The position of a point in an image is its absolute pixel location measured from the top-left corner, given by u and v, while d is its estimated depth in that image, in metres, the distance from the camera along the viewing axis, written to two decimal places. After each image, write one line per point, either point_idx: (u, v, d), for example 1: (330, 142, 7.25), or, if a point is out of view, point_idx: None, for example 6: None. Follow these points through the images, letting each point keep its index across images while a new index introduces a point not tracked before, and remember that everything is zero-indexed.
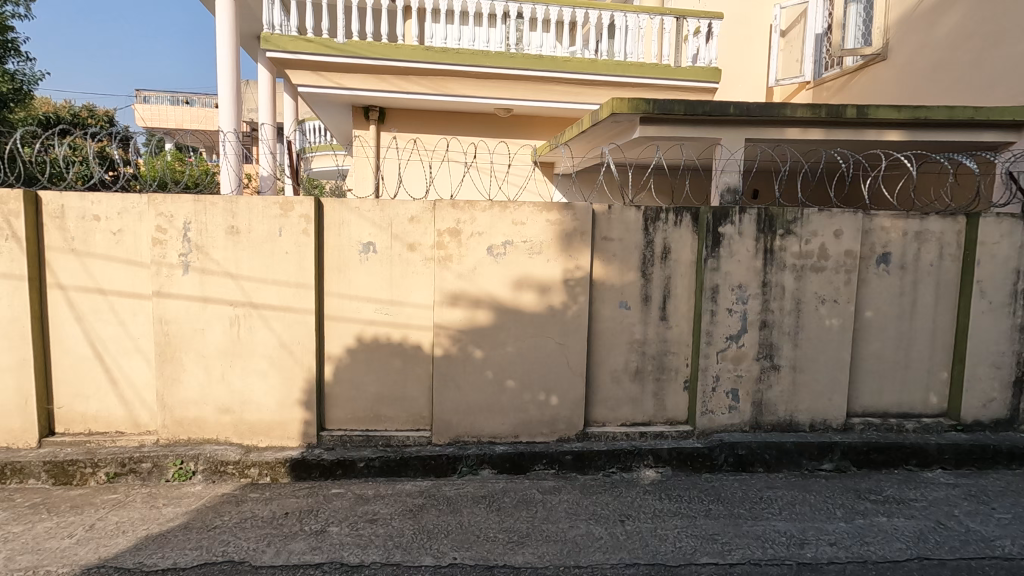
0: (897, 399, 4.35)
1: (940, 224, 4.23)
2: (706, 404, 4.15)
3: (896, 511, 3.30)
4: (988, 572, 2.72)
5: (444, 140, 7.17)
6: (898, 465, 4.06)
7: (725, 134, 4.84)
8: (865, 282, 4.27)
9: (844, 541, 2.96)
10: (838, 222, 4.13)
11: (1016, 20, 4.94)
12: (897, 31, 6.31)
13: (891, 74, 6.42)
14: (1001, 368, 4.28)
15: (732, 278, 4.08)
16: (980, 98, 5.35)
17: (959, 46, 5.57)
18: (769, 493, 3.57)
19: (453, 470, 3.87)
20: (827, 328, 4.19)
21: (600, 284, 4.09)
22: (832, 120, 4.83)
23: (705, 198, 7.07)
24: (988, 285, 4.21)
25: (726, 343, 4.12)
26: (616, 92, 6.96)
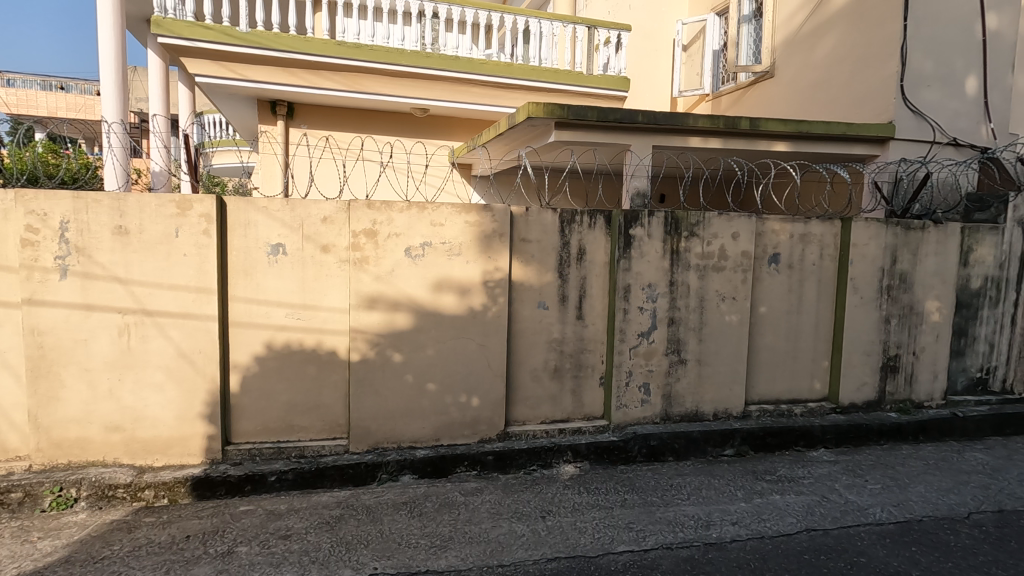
0: (787, 386, 4.78)
1: (820, 227, 4.70)
2: (621, 398, 4.33)
3: (788, 488, 3.62)
4: (864, 536, 3.05)
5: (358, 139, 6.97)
6: (789, 447, 4.46)
7: (634, 141, 5.09)
8: (760, 280, 4.64)
9: (745, 520, 3.19)
10: (736, 225, 4.47)
11: (881, 48, 5.64)
12: (782, 52, 6.94)
13: (777, 90, 7.03)
14: (871, 355, 4.82)
15: (643, 277, 4.29)
16: (851, 115, 6.03)
17: (833, 67, 6.22)
18: (679, 480, 3.80)
19: (371, 478, 3.77)
20: (727, 323, 4.51)
21: (519, 285, 4.15)
22: (729, 131, 5.22)
23: (617, 201, 7.40)
24: (860, 282, 4.73)
25: (638, 339, 4.32)
26: (532, 96, 7.11)
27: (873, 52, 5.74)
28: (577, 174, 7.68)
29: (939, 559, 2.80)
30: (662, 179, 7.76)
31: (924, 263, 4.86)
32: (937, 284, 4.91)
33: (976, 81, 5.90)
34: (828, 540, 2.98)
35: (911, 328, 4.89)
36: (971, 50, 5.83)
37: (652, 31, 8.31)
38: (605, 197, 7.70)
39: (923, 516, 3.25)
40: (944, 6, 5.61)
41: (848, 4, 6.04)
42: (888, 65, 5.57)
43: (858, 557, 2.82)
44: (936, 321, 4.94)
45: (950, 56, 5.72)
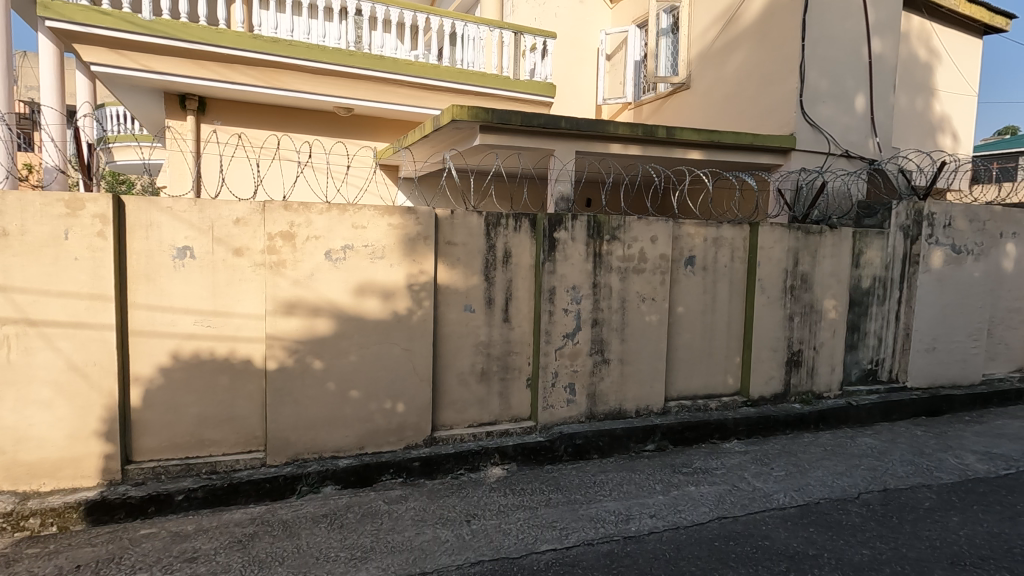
0: (703, 381, 5.03)
1: (731, 231, 4.99)
2: (547, 399, 4.40)
3: (702, 479, 3.82)
4: (769, 521, 3.25)
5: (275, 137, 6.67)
6: (705, 440, 4.70)
7: (558, 146, 5.20)
8: (677, 282, 4.86)
9: (662, 512, 3.33)
10: (654, 229, 4.66)
11: (785, 65, 6.09)
12: (696, 64, 7.32)
13: (693, 101, 7.40)
14: (777, 350, 5.17)
15: (568, 280, 4.38)
16: (758, 127, 6.45)
17: (742, 81, 6.64)
18: (601, 477, 3.90)
19: (290, 491, 3.61)
20: (648, 323, 4.69)
21: (445, 289, 4.13)
22: (647, 138, 5.45)
23: (542, 205, 7.53)
24: (767, 282, 5.06)
25: (564, 341, 4.41)
26: (459, 99, 7.10)
27: (776, 69, 6.20)
28: (502, 178, 7.74)
29: (833, 537, 3.03)
30: (584, 183, 7.98)
31: (822, 265, 5.27)
32: (833, 284, 5.35)
33: (864, 99, 6.49)
34: (737, 526, 3.16)
35: (812, 325, 5.29)
36: (859, 71, 6.41)
37: (577, 38, 8.50)
38: (530, 201, 7.81)
39: (821, 499, 3.51)
40: (835, 30, 6.15)
41: (754, 23, 6.48)
42: (789, 81, 6.04)
43: (763, 540, 3.01)
44: (833, 318, 5.37)
45: (841, 74, 6.27)
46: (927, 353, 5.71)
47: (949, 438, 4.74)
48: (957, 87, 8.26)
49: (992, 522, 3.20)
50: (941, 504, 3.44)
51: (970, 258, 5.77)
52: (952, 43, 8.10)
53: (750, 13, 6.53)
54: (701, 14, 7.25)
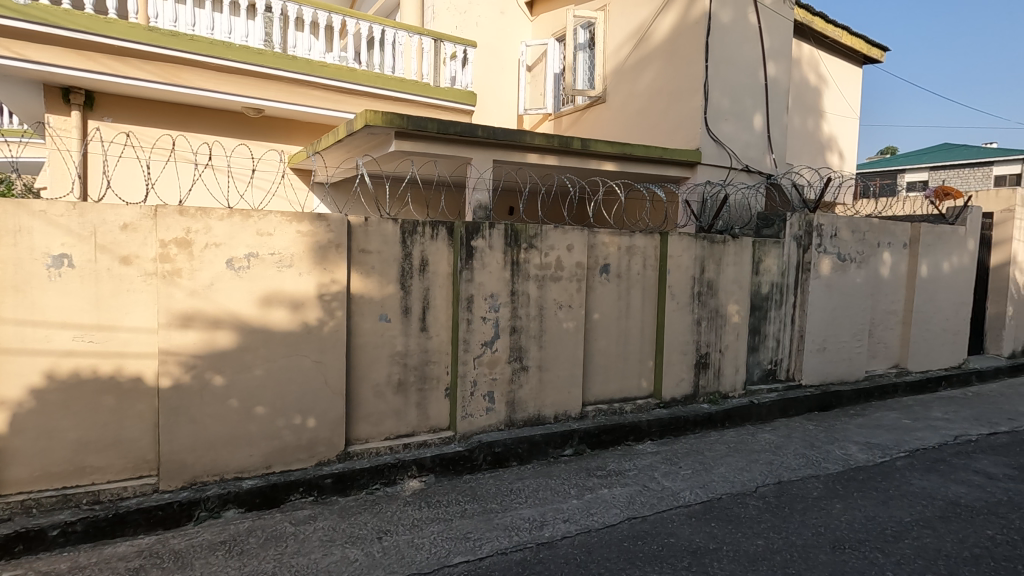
0: (619, 386, 5.19)
1: (643, 240, 5.19)
2: (466, 408, 4.37)
3: (615, 481, 3.93)
4: (675, 518, 3.39)
5: (169, 136, 6.25)
6: (620, 442, 4.84)
7: (475, 155, 5.22)
8: (593, 289, 5.00)
9: (575, 516, 3.38)
10: (570, 238, 4.76)
11: (692, 83, 6.46)
12: (611, 79, 7.58)
13: (608, 114, 7.64)
14: (686, 353, 5.43)
15: (485, 287, 4.38)
16: (669, 140, 6.77)
17: (653, 97, 6.97)
18: (518, 484, 3.92)
19: (187, 518, 3.35)
20: (565, 329, 4.78)
21: (358, 298, 4.00)
22: (563, 149, 5.61)
23: (459, 212, 7.53)
24: (676, 289, 5.31)
25: (482, 349, 4.40)
26: (378, 104, 6.97)
27: (683, 87, 6.57)
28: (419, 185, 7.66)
29: (731, 531, 3.20)
30: (500, 192, 8.06)
31: (726, 272, 5.61)
32: (736, 290, 5.70)
33: (761, 118, 7.00)
34: (645, 526, 3.27)
35: (717, 329, 5.61)
36: (757, 92, 6.91)
37: (498, 49, 8.57)
38: (448, 209, 7.78)
39: (722, 494, 3.71)
40: (734, 53, 6.62)
41: (663, 43, 6.83)
42: (694, 99, 6.43)
43: (668, 538, 3.13)
44: (736, 322, 5.72)
45: (741, 95, 6.74)
46: (819, 353, 6.20)
47: (837, 431, 5.17)
48: (842, 110, 9.10)
49: (869, 507, 3.50)
50: (827, 493, 3.74)
51: (853, 265, 6.35)
52: (837, 70, 8.94)
53: (659, 33, 6.89)
54: (615, 31, 7.54)
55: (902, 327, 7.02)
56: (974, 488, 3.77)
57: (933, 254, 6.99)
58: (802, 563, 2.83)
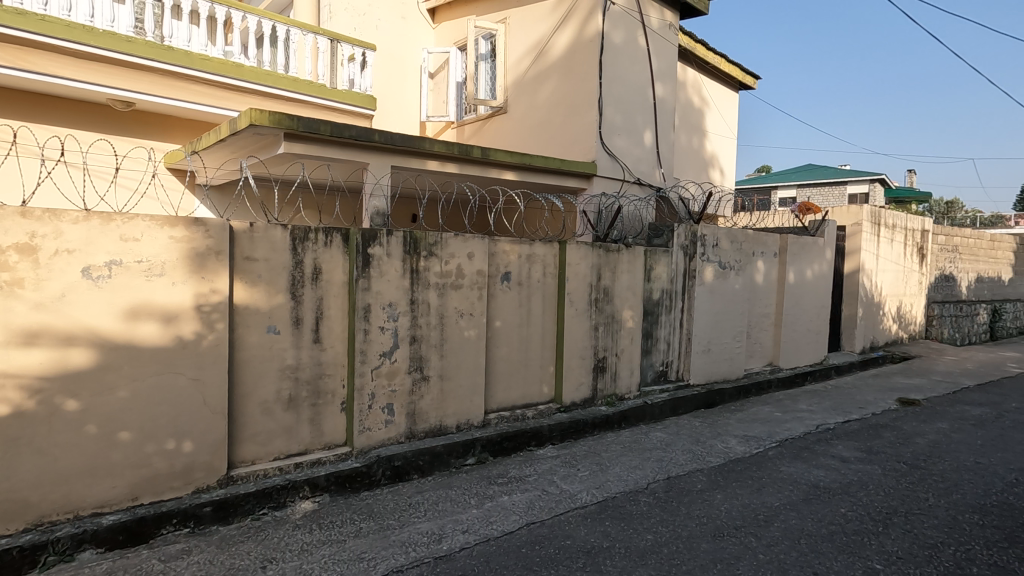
0: (521, 392, 5.25)
1: (543, 249, 5.31)
2: (364, 422, 4.20)
3: (514, 488, 3.95)
4: (571, 519, 3.47)
5: (10, 126, 5.49)
6: (522, 448, 4.88)
7: (371, 160, 5.12)
8: (494, 296, 5.02)
9: (474, 526, 3.36)
10: (471, 245, 4.75)
11: (588, 99, 6.77)
12: (512, 91, 7.71)
13: (508, 124, 7.74)
14: (585, 358, 5.62)
15: (383, 296, 4.26)
16: (567, 153, 7.02)
17: (551, 110, 7.19)
18: (418, 498, 3.83)
19: (30, 565, 2.91)
20: (466, 337, 4.76)
21: (243, 309, 3.72)
22: (464, 157, 5.70)
23: (354, 219, 7.30)
24: (575, 296, 5.49)
25: (380, 360, 4.26)
26: (270, 103, 6.65)
27: (579, 102, 6.86)
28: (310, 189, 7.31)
29: (624, 528, 3.33)
30: (399, 199, 7.92)
31: (621, 279, 5.88)
32: (630, 296, 5.99)
33: (651, 134, 7.46)
34: (543, 530, 3.31)
35: (613, 334, 5.86)
36: (646, 110, 7.37)
37: (399, 53, 8.43)
38: (342, 215, 7.51)
39: (616, 493, 3.86)
40: (625, 72, 7.04)
41: (560, 58, 7.09)
42: (590, 114, 6.75)
43: (565, 540, 3.20)
44: (630, 327, 6.01)
45: (632, 111, 7.16)
46: (704, 354, 6.67)
47: (720, 426, 5.58)
48: (722, 130, 9.93)
49: (745, 495, 3.80)
50: (710, 484, 4.01)
51: (732, 272, 6.92)
52: (717, 94, 9.75)
53: (557, 49, 7.14)
54: (515, 44, 7.68)
55: (774, 328, 7.74)
56: (830, 471, 4.23)
57: (798, 262, 7.80)
58: (686, 554, 3.00)
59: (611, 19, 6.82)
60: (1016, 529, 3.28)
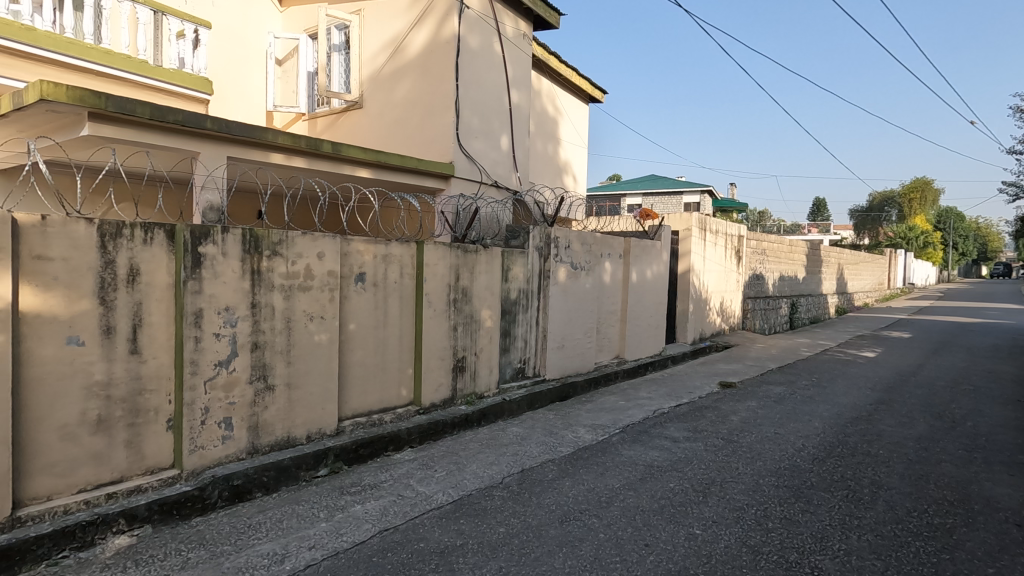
0: (378, 397, 5.09)
1: (400, 249, 5.20)
2: (195, 440, 3.77)
3: (368, 496, 3.83)
4: (426, 522, 3.44)
5: None
6: (378, 454, 4.73)
7: (203, 149, 4.72)
8: (348, 298, 4.81)
9: (322, 541, 3.19)
10: (320, 245, 4.50)
11: (445, 100, 6.80)
12: (367, 86, 7.47)
13: (364, 120, 7.49)
14: (444, 359, 5.63)
15: (218, 300, 3.86)
16: (424, 153, 6.98)
17: (408, 108, 7.09)
18: (260, 518, 3.54)
19: None
20: (316, 342, 4.50)
21: (33, 318, 3.12)
22: (313, 151, 5.49)
23: (180, 214, 6.58)
24: (433, 297, 5.47)
25: (215, 370, 3.86)
26: (74, 76, 5.86)
27: (436, 102, 6.85)
28: (123, 179, 6.42)
29: (477, 523, 3.39)
30: (237, 193, 7.29)
31: (479, 279, 5.97)
32: (488, 296, 6.11)
33: (507, 139, 7.70)
34: (396, 536, 3.25)
35: (472, 334, 5.94)
36: (502, 115, 7.60)
37: (240, 34, 7.73)
38: (166, 209, 6.72)
39: (472, 490, 3.91)
40: (481, 77, 7.19)
41: (416, 57, 7.02)
42: (447, 115, 6.78)
43: (418, 543, 3.16)
44: (488, 326, 6.14)
45: (488, 116, 7.34)
46: (558, 350, 7.08)
47: (571, 417, 5.93)
48: (574, 139, 10.57)
49: (590, 480, 4.08)
50: (559, 473, 4.24)
51: (582, 272, 7.40)
52: (569, 104, 10.37)
53: (413, 47, 7.05)
54: (370, 38, 7.46)
55: (621, 324, 8.42)
56: (663, 451, 4.70)
57: (639, 263, 8.58)
58: (535, 542, 3.13)
59: (467, 22, 6.92)
60: (801, 486, 3.93)
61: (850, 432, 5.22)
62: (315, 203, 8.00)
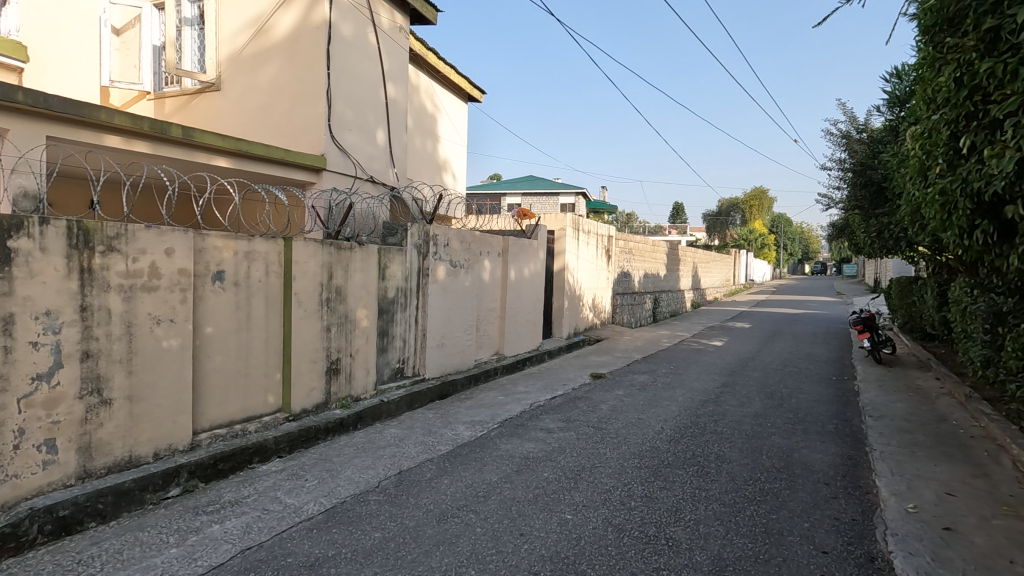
0: (241, 405, 4.70)
1: (264, 246, 4.83)
2: (6, 468, 3.19)
3: (228, 514, 3.52)
4: (295, 536, 3.24)
5: None
6: (241, 467, 4.37)
7: (14, 125, 4.08)
8: (203, 299, 4.36)
9: (172, 569, 2.88)
10: (169, 240, 4.03)
11: (314, 89, 6.43)
12: (226, 67, 6.86)
13: (224, 104, 6.90)
14: (316, 362, 5.34)
15: (35, 304, 3.30)
16: (293, 144, 6.57)
17: (273, 94, 6.63)
18: (94, 551, 3.10)
19: None
20: (166, 349, 4.02)
21: None
22: (158, 136, 4.96)
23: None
24: (303, 297, 5.15)
25: (32, 385, 3.30)
26: None
27: (305, 91, 6.46)
28: None
29: (352, 531, 3.27)
30: (60, 179, 6.32)
31: (354, 278, 5.74)
32: (363, 295, 5.90)
33: (383, 133, 7.50)
34: (260, 554, 3.03)
35: (347, 334, 5.70)
36: (378, 109, 7.38)
37: None
38: None
39: (346, 497, 3.76)
40: (355, 67, 6.92)
41: (283, 41, 6.57)
42: (317, 105, 6.43)
43: (286, 558, 2.97)
44: (364, 327, 5.93)
45: (363, 108, 7.09)
46: (437, 348, 7.04)
47: (450, 415, 5.94)
48: (454, 136, 10.57)
49: (468, 476, 4.12)
50: (437, 472, 4.23)
51: (461, 271, 7.42)
52: (448, 102, 10.35)
53: (279, 29, 6.59)
54: (228, 15, 6.84)
55: (500, 320, 8.59)
56: (538, 443, 4.88)
57: (516, 261, 8.81)
58: (411, 543, 3.10)
59: (339, 10, 6.61)
60: (659, 465, 4.31)
61: (701, 414, 5.82)
62: (164, 193, 7.15)
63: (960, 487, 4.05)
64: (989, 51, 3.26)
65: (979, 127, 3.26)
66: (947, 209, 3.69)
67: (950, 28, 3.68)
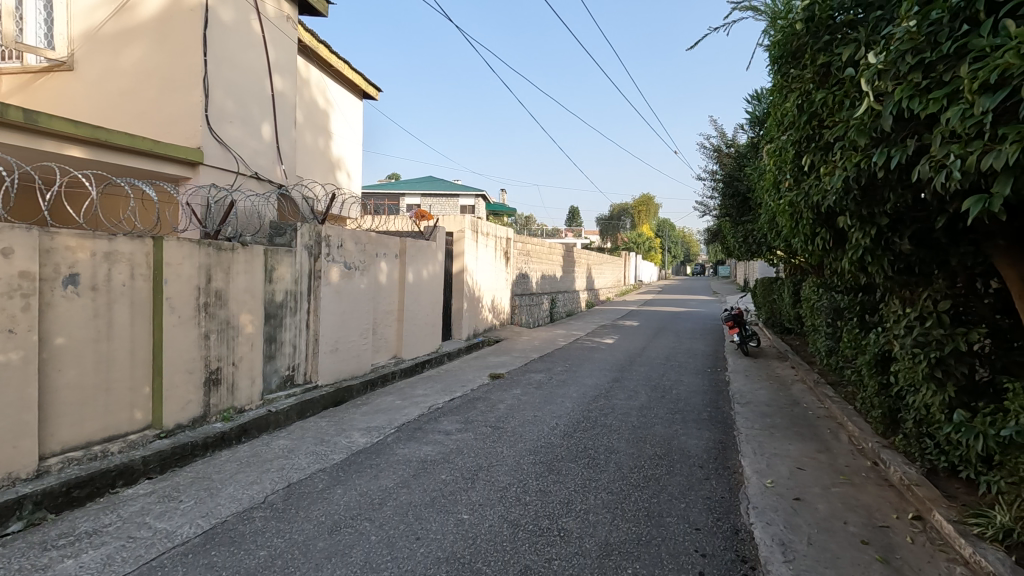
0: (101, 424, 4.20)
1: (129, 246, 4.37)
2: None
3: (85, 547, 3.14)
4: (167, 564, 2.97)
5: None
6: (100, 493, 3.91)
7: None
8: (51, 306, 3.85)
9: None
10: (6, 239, 3.52)
11: (188, 76, 5.93)
12: (80, 45, 6.13)
13: (78, 87, 6.19)
14: (193, 372, 4.92)
15: None
16: (163, 134, 6.01)
17: (139, 79, 6.02)
18: None
19: None
20: (3, 364, 3.50)
21: None
22: None
23: None
24: (176, 302, 4.72)
25: None
26: None
27: (178, 77, 5.93)
28: None
29: (234, 552, 3.06)
30: None
31: (236, 281, 5.36)
32: (247, 299, 5.52)
33: (269, 128, 7.08)
34: None
35: (228, 342, 5.30)
36: (263, 101, 6.95)
37: None
38: None
39: (227, 516, 3.51)
40: (236, 55, 6.46)
41: (150, 21, 5.98)
42: (192, 94, 5.93)
43: None
44: (248, 333, 5.55)
45: (246, 100, 6.64)
46: (330, 354, 6.76)
47: (344, 422, 5.73)
48: (348, 134, 10.22)
49: (363, 484, 4.01)
50: (330, 481, 4.08)
51: (356, 273, 7.18)
52: (342, 98, 9.99)
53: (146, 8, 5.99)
54: None
55: (397, 323, 8.43)
56: (436, 445, 4.88)
57: (414, 263, 8.70)
58: (300, 558, 2.97)
59: None
60: (553, 459, 4.48)
61: (592, 408, 6.13)
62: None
63: (808, 461, 4.62)
64: (822, 82, 3.79)
65: (816, 148, 3.75)
66: (795, 217, 4.25)
67: (793, 61, 4.21)
